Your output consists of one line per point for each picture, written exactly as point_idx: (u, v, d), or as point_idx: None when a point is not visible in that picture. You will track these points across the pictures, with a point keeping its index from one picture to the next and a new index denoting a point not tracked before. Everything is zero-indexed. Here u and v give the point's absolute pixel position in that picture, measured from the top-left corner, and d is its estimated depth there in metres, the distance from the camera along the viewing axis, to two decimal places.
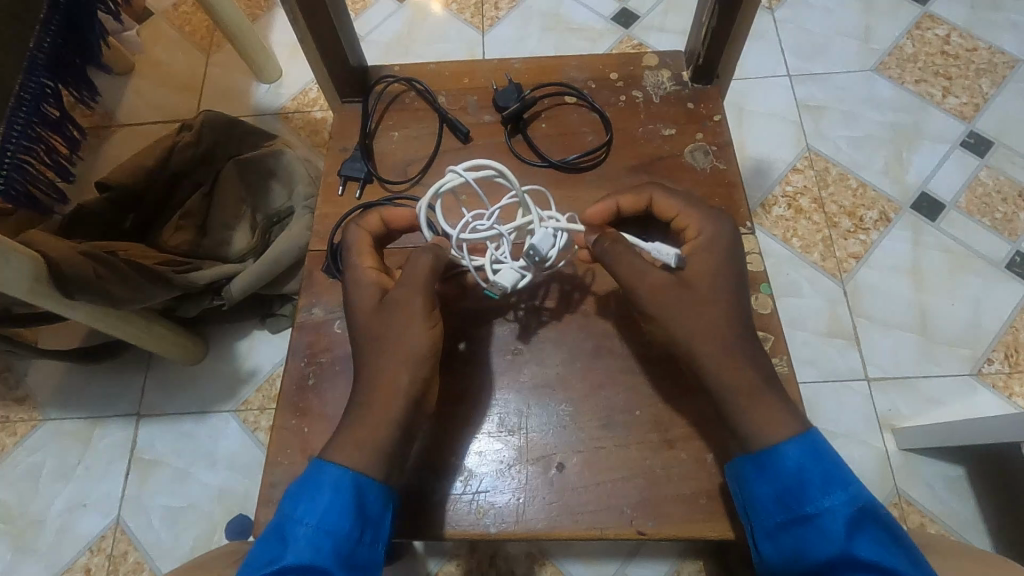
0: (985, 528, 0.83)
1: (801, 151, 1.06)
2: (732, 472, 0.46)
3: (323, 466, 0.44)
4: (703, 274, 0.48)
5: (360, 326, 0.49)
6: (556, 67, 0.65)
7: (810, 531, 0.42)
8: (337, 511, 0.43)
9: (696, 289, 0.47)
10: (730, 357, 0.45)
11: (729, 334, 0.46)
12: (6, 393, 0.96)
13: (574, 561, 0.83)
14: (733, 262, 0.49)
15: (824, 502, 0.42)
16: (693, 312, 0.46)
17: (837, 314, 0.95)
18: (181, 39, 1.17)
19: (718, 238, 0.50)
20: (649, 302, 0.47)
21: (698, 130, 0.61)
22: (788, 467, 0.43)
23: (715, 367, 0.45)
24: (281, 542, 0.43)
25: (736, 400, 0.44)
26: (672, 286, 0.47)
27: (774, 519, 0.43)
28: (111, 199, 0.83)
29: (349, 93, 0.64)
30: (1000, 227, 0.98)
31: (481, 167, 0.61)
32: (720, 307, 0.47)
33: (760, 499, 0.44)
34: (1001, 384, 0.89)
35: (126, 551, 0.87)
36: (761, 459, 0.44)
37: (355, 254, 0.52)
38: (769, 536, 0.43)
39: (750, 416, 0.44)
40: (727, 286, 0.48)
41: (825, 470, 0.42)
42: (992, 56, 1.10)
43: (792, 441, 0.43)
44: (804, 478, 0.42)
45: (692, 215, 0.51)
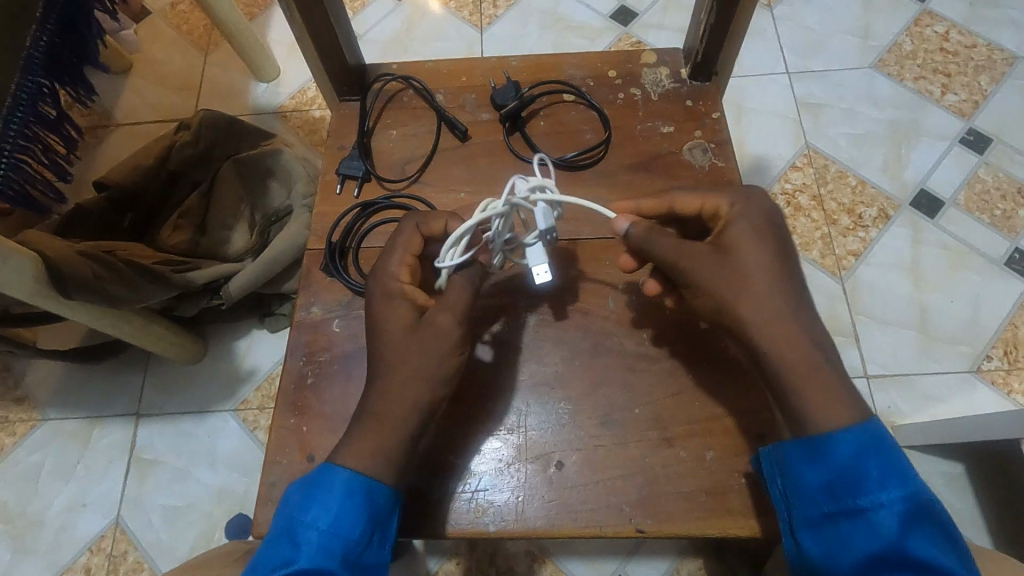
0: (983, 525, 0.83)
1: (799, 149, 1.06)
2: (780, 457, 0.44)
3: (333, 470, 0.44)
4: (743, 242, 0.46)
5: (385, 338, 0.48)
6: (555, 65, 0.65)
7: (860, 523, 0.41)
8: (348, 515, 0.43)
9: (739, 254, 0.46)
10: (783, 331, 0.43)
11: (782, 302, 0.44)
12: (5, 393, 0.95)
13: (574, 559, 0.83)
14: (774, 228, 0.47)
15: (879, 496, 0.41)
16: (740, 284, 0.45)
17: (836, 312, 0.95)
18: (179, 39, 1.17)
19: (751, 207, 0.48)
20: (687, 272, 0.47)
21: (696, 127, 0.61)
22: (842, 456, 0.41)
23: (773, 346, 0.43)
24: (291, 545, 0.43)
25: (794, 379, 0.43)
26: (708, 254, 0.46)
27: (821, 509, 0.42)
28: (109, 198, 0.83)
29: (347, 91, 0.64)
30: (999, 224, 0.98)
31: (479, 165, 0.61)
32: (764, 273, 0.45)
33: (807, 486, 0.43)
34: (1000, 381, 0.89)
35: (125, 551, 0.87)
36: (813, 446, 0.42)
37: (396, 262, 0.50)
38: (813, 526, 0.42)
39: (807, 395, 0.42)
40: (773, 253, 0.46)
41: (882, 464, 0.41)
42: (990, 54, 1.10)
43: (847, 429, 0.42)
44: (860, 471, 0.41)
45: (718, 196, 0.49)
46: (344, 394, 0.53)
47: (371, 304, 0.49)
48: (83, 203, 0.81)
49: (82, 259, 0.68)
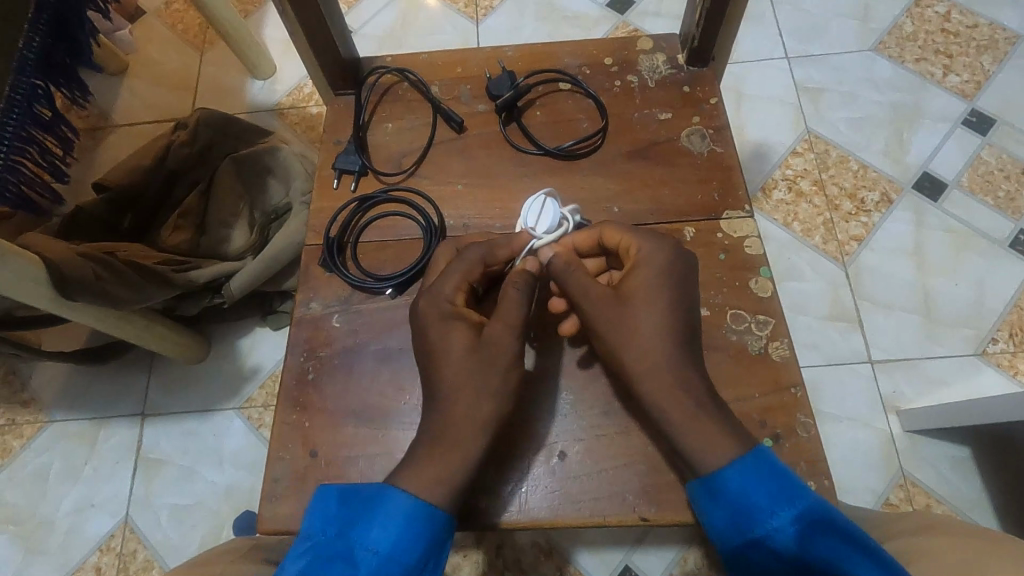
0: (989, 507, 0.83)
1: (800, 134, 1.05)
2: (687, 497, 0.46)
3: (393, 493, 0.44)
4: (639, 288, 0.48)
5: (434, 358, 0.47)
6: (550, 54, 0.65)
7: (766, 551, 0.42)
8: (408, 541, 0.43)
9: (634, 302, 0.47)
10: (665, 376, 0.45)
11: (666, 347, 0.46)
12: (11, 396, 0.96)
13: (580, 549, 0.83)
14: (678, 275, 0.49)
15: (773, 521, 0.42)
16: (627, 331, 0.47)
17: (840, 297, 0.94)
18: (173, 38, 1.17)
19: (659, 255, 0.49)
20: (591, 317, 0.48)
21: (694, 113, 0.61)
22: (732, 489, 0.43)
23: (650, 392, 0.45)
24: (347, 567, 0.42)
25: (675, 419, 0.44)
26: (609, 302, 0.48)
27: (733, 542, 0.43)
28: (108, 199, 0.83)
29: (342, 85, 0.64)
30: (1003, 206, 0.98)
31: (475, 157, 0.61)
32: (657, 321, 0.47)
33: (717, 523, 0.44)
34: (1005, 363, 0.89)
35: (134, 550, 0.88)
36: (706, 485, 0.44)
37: (449, 283, 0.50)
38: (733, 558, 0.44)
39: (690, 436, 0.44)
40: (668, 301, 0.48)
41: (770, 488, 0.42)
42: (993, 33, 1.09)
43: (733, 463, 0.43)
44: (749, 500, 0.42)
45: (632, 240, 0.51)
46: (346, 389, 0.53)
47: (427, 332, 0.48)
48: (82, 205, 0.81)
49: (84, 261, 0.67)
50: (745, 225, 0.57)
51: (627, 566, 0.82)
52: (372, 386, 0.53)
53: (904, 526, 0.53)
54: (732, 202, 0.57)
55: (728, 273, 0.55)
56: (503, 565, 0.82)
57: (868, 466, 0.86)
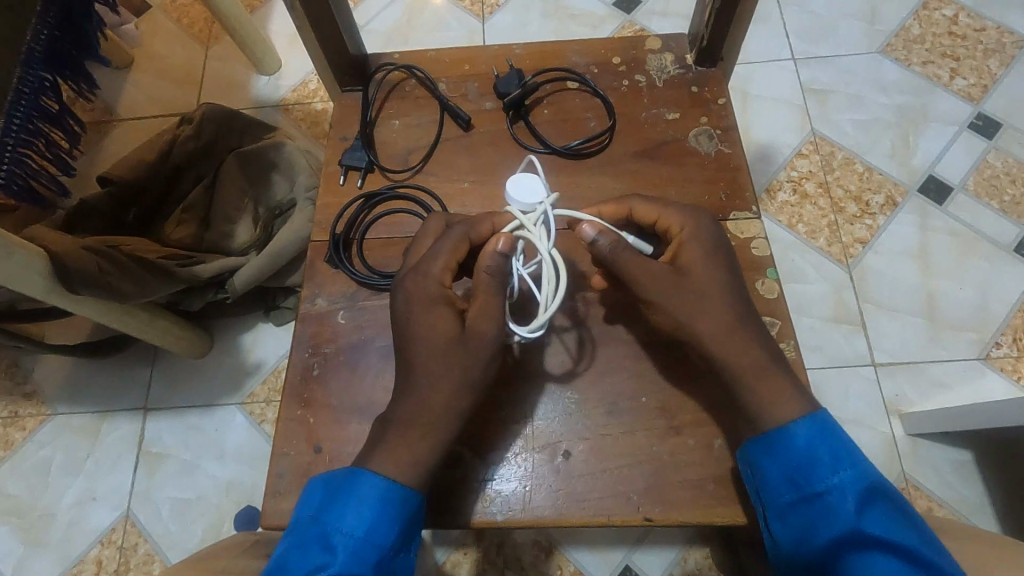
0: (991, 511, 0.83)
1: (805, 136, 1.04)
2: (742, 455, 0.46)
3: (370, 476, 0.44)
4: (695, 263, 0.47)
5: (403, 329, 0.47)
6: (558, 52, 0.65)
7: (820, 509, 0.42)
8: (384, 523, 0.43)
9: (694, 273, 0.47)
10: (738, 343, 0.45)
11: (733, 315, 0.46)
12: (14, 388, 0.96)
13: (581, 548, 0.83)
14: (725, 250, 0.48)
15: (833, 480, 0.43)
16: (699, 303, 0.46)
17: (843, 299, 0.94)
18: (179, 32, 1.16)
19: (701, 230, 0.49)
20: (652, 293, 0.46)
21: (702, 114, 0.61)
22: (798, 446, 0.43)
23: (726, 360, 0.45)
24: (323, 550, 0.43)
25: (748, 384, 0.45)
26: (670, 277, 0.46)
27: (785, 499, 0.44)
28: (113, 193, 0.83)
29: (348, 81, 0.64)
30: (1008, 210, 0.97)
31: (482, 155, 0.61)
32: (720, 292, 0.46)
33: (771, 480, 0.44)
34: (1009, 368, 0.89)
35: (135, 543, 0.88)
36: (771, 439, 0.44)
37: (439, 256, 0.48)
38: (781, 516, 0.44)
39: (761, 400, 0.44)
40: (724, 272, 0.47)
41: (833, 448, 0.43)
42: (1000, 37, 1.09)
43: (801, 420, 0.44)
44: (814, 458, 0.43)
45: (673, 215, 0.50)
46: (351, 385, 0.53)
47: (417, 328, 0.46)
48: (86, 198, 0.81)
49: (87, 254, 0.67)
50: (752, 226, 0.57)
51: (627, 566, 0.82)
52: (377, 383, 0.53)
53: None
54: (739, 203, 0.57)
55: None
56: (502, 563, 0.82)
57: None
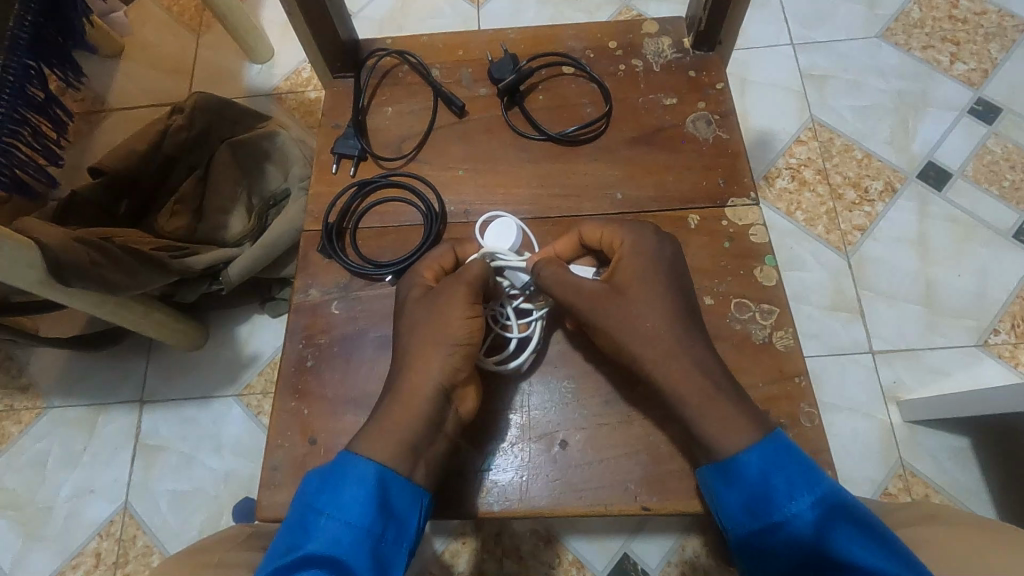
0: (988, 498, 0.83)
1: (804, 122, 1.03)
2: (700, 482, 0.46)
3: (350, 459, 0.45)
4: (633, 279, 0.49)
5: (405, 316, 0.50)
6: (553, 36, 0.63)
7: (782, 537, 0.42)
8: (360, 505, 0.43)
9: (631, 290, 0.48)
10: (677, 364, 0.45)
11: (671, 334, 0.47)
12: (9, 382, 0.95)
13: (579, 537, 0.83)
14: (663, 265, 0.50)
15: (792, 508, 0.42)
16: (633, 323, 0.47)
17: (842, 287, 0.94)
18: (170, 21, 1.15)
19: (644, 243, 0.50)
20: (590, 314, 0.48)
21: (699, 99, 0.60)
22: (750, 474, 0.43)
23: (666, 380, 0.45)
24: (299, 531, 0.43)
25: (693, 410, 0.44)
26: (606, 296, 0.48)
27: (746, 527, 0.43)
28: (105, 184, 0.82)
29: (339, 68, 0.62)
30: (1007, 196, 0.97)
31: (477, 143, 0.60)
32: (655, 312, 0.47)
33: (728, 508, 0.44)
34: (1007, 354, 0.89)
35: (134, 536, 0.88)
36: (723, 470, 0.43)
37: (422, 263, 0.52)
38: (744, 544, 0.43)
39: (712, 426, 0.44)
40: (662, 290, 0.48)
41: (788, 475, 0.42)
42: (1001, 21, 1.07)
43: (751, 448, 0.43)
44: (768, 486, 0.42)
45: (615, 229, 0.51)
46: (346, 376, 0.53)
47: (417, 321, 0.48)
48: (77, 190, 0.80)
49: (78, 246, 0.66)
50: (750, 213, 0.56)
51: (626, 554, 0.83)
52: (372, 373, 0.53)
53: (907, 516, 0.52)
54: (737, 189, 0.57)
55: (734, 261, 0.55)
56: (502, 552, 0.83)
57: (866, 456, 0.86)
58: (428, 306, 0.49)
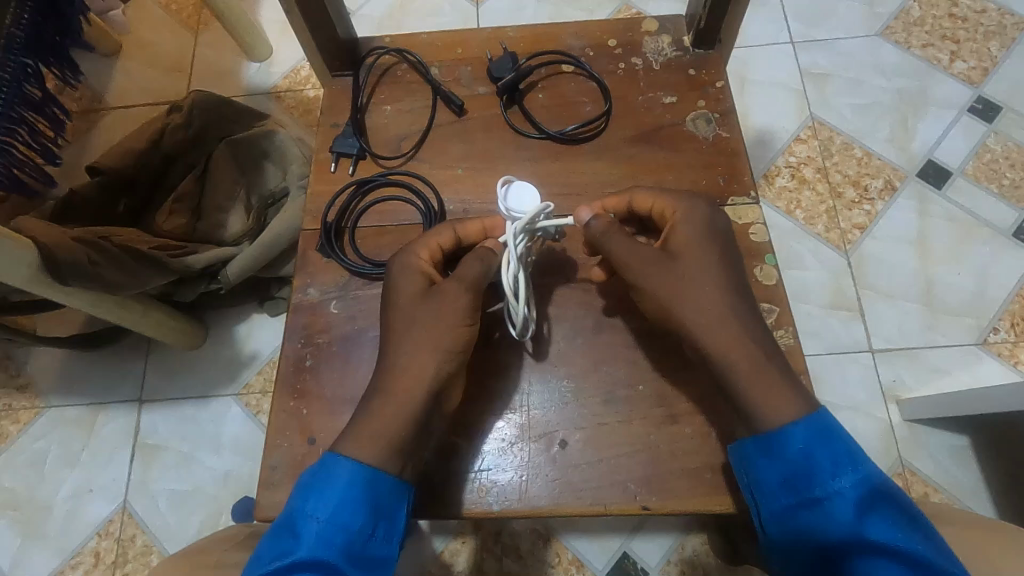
0: (987, 497, 0.83)
1: (804, 121, 1.03)
2: (737, 455, 0.45)
3: (336, 459, 0.44)
4: (686, 245, 0.48)
5: (396, 309, 0.49)
6: (552, 34, 0.63)
7: (819, 514, 0.41)
8: (349, 505, 0.43)
9: (684, 258, 0.47)
10: (727, 331, 0.45)
11: (723, 303, 0.46)
12: (8, 381, 0.95)
13: (578, 536, 0.83)
14: (717, 236, 0.49)
15: (833, 485, 0.41)
16: (683, 287, 0.46)
17: (842, 286, 0.93)
18: (168, 19, 1.14)
19: (700, 213, 0.50)
20: (640, 276, 0.48)
21: (699, 97, 0.59)
22: (795, 448, 0.42)
23: (717, 345, 0.45)
24: (290, 535, 0.43)
25: (742, 377, 0.44)
26: (658, 259, 0.48)
27: (782, 503, 0.43)
28: (103, 183, 0.82)
29: (338, 66, 0.62)
30: (1007, 194, 0.97)
31: (476, 141, 0.59)
32: (707, 280, 0.46)
33: (767, 482, 0.43)
34: (1007, 353, 0.89)
35: (133, 535, 0.88)
36: (768, 442, 0.43)
37: (420, 243, 0.51)
38: (777, 518, 0.43)
39: (760, 393, 0.43)
40: (716, 261, 0.48)
41: (832, 452, 0.42)
42: (1001, 19, 1.07)
43: (797, 423, 0.43)
44: (811, 462, 0.42)
45: (670, 198, 0.51)
46: (344, 376, 0.53)
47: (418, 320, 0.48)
48: (76, 188, 0.80)
49: (76, 245, 0.66)
50: (750, 212, 0.56)
51: (626, 553, 0.83)
52: (371, 373, 0.53)
53: None
54: (737, 188, 0.56)
55: None
56: (501, 551, 0.83)
57: (866, 454, 0.86)
58: (430, 306, 0.48)
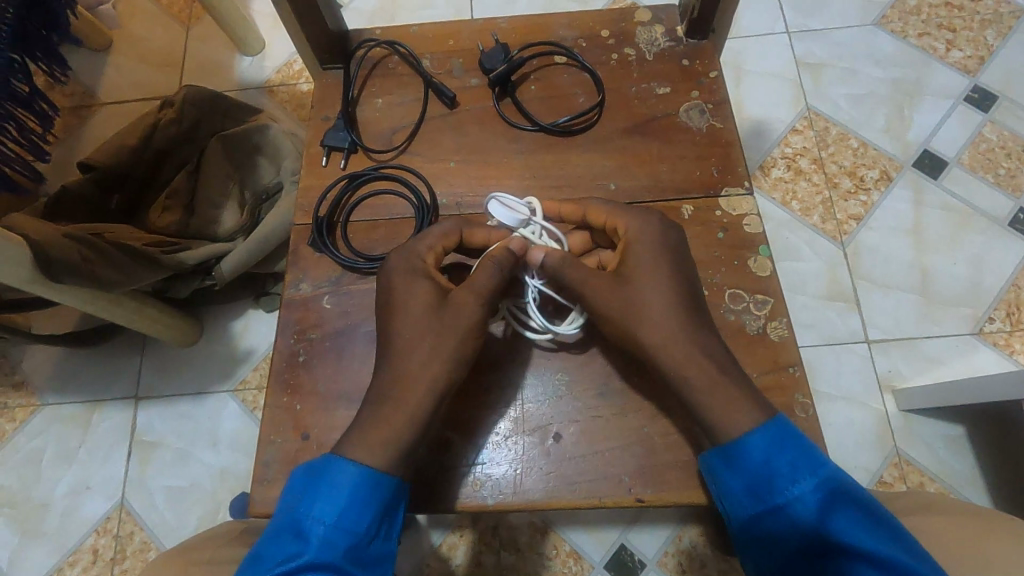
0: (982, 485, 0.83)
1: (799, 111, 1.03)
2: (703, 466, 0.45)
3: (341, 463, 0.44)
4: (639, 265, 0.48)
5: (407, 318, 0.48)
6: (545, 26, 0.63)
7: (784, 520, 0.41)
8: (355, 508, 0.43)
9: (636, 279, 0.48)
10: (682, 351, 0.45)
11: (675, 321, 0.46)
12: (3, 379, 0.95)
13: (575, 528, 0.84)
14: (673, 251, 0.49)
15: (794, 490, 0.41)
16: (636, 308, 0.47)
17: (837, 276, 0.93)
18: (158, 13, 1.13)
19: (651, 230, 0.49)
20: (596, 300, 0.48)
21: (693, 88, 0.59)
22: (755, 457, 0.42)
23: (671, 367, 0.45)
24: (295, 538, 0.42)
25: (696, 396, 0.44)
26: (611, 282, 0.48)
27: (749, 511, 0.43)
28: (95, 180, 0.81)
29: (328, 59, 0.62)
30: (1003, 184, 0.96)
31: (468, 133, 0.59)
32: (661, 299, 0.47)
33: (732, 491, 0.43)
34: (1001, 342, 0.89)
35: (131, 532, 0.88)
36: (728, 452, 0.43)
37: (424, 245, 0.51)
38: (745, 527, 0.43)
39: (714, 414, 0.44)
40: (670, 278, 0.48)
41: (792, 457, 0.42)
42: (998, 7, 1.07)
43: (754, 432, 0.43)
44: (772, 468, 0.42)
45: (619, 215, 0.50)
46: (338, 371, 0.53)
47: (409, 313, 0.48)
48: (68, 184, 0.79)
49: (69, 243, 0.66)
50: (744, 203, 0.55)
51: (623, 545, 0.83)
52: (364, 367, 0.53)
53: (901, 505, 0.52)
54: (732, 179, 0.56)
55: (727, 252, 0.54)
56: (499, 545, 0.83)
57: (861, 445, 0.86)
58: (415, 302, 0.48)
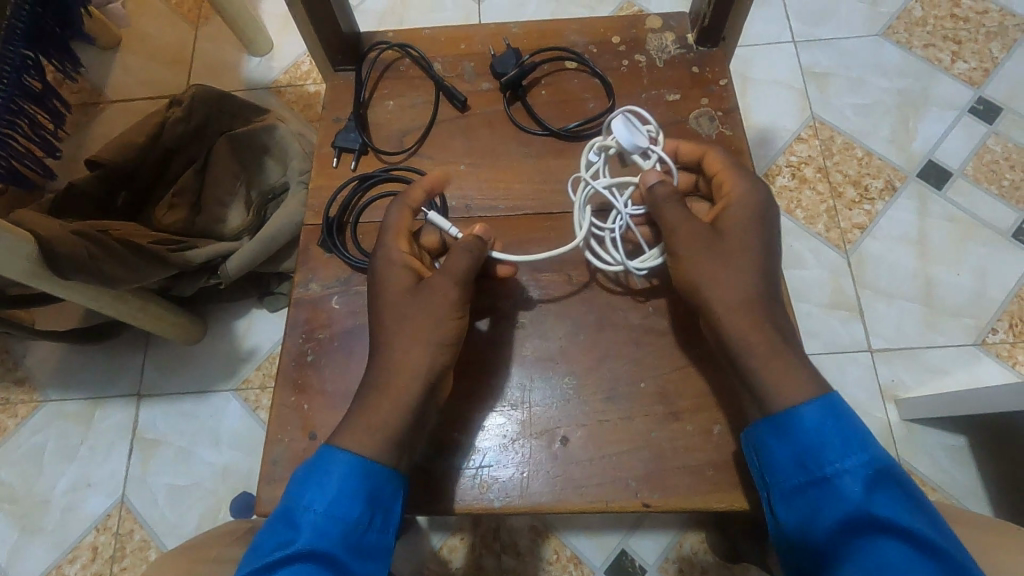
0: (983, 496, 0.83)
1: (805, 120, 1.03)
2: (748, 437, 0.45)
3: (332, 452, 0.44)
4: (736, 224, 0.48)
5: (383, 306, 0.48)
6: (556, 31, 0.63)
7: (828, 492, 0.41)
8: (346, 497, 0.43)
9: (728, 237, 0.47)
10: (751, 314, 0.45)
11: (751, 284, 0.46)
12: (6, 375, 0.95)
13: (576, 532, 0.83)
14: (769, 221, 0.48)
15: (842, 464, 0.41)
16: (715, 266, 0.46)
17: (841, 285, 0.94)
18: (167, 12, 1.14)
19: (755, 198, 0.49)
20: (679, 248, 0.47)
21: (702, 95, 0.59)
22: (809, 428, 0.42)
23: (734, 326, 0.45)
24: (288, 527, 0.43)
25: (756, 360, 0.44)
26: (704, 234, 0.47)
27: (794, 482, 0.43)
28: (102, 176, 0.81)
29: (340, 60, 0.62)
30: (1007, 196, 0.97)
31: (478, 137, 0.59)
32: (748, 262, 0.46)
33: (780, 461, 0.43)
34: (1004, 353, 0.89)
35: (131, 530, 0.88)
36: (781, 422, 0.43)
37: (391, 240, 0.50)
38: (785, 499, 0.43)
39: (769, 375, 0.44)
40: (760, 245, 0.47)
41: (843, 433, 0.42)
42: (1003, 20, 1.07)
43: (811, 402, 0.43)
44: (822, 441, 0.42)
45: (728, 174, 0.50)
46: (346, 371, 0.53)
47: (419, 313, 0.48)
48: (74, 181, 0.79)
49: (77, 238, 0.66)
50: None
51: (624, 551, 0.83)
52: None
53: None
54: None
55: None
56: (499, 548, 0.83)
57: None
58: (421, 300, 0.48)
